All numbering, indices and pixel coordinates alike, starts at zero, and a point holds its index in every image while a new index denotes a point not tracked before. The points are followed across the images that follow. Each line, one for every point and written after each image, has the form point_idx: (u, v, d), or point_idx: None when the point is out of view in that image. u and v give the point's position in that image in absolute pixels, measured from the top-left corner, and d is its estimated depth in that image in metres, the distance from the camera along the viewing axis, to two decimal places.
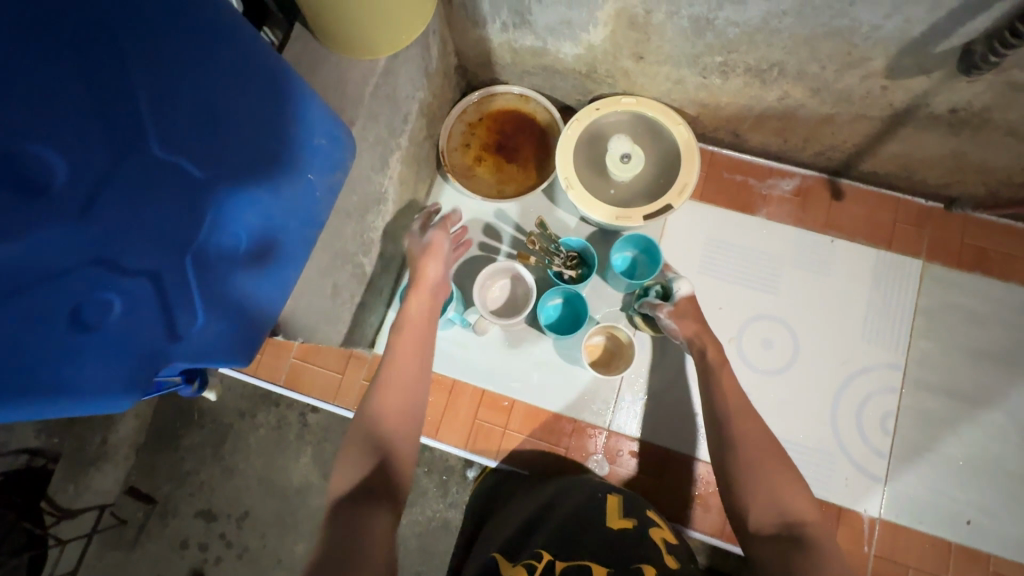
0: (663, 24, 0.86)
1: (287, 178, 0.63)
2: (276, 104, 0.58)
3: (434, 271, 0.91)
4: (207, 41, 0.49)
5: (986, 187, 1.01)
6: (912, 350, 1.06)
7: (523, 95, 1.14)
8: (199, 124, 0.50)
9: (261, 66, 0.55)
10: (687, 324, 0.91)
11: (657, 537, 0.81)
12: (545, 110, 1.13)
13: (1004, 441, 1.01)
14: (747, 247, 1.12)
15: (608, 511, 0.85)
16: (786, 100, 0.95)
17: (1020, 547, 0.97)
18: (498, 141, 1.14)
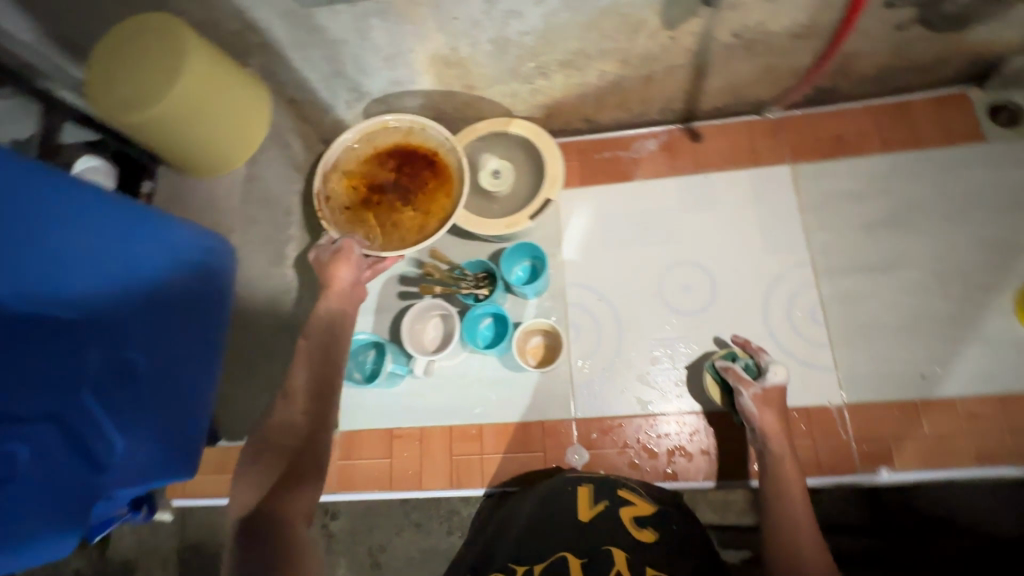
0: (473, 54, 0.97)
1: (172, 292, 0.70)
2: (136, 234, 0.65)
3: (347, 274, 0.88)
4: (34, 202, 0.55)
5: (808, 86, 1.12)
6: (812, 244, 1.13)
7: (422, 127, 1.06)
8: (53, 277, 0.57)
9: (105, 205, 0.62)
10: (767, 416, 0.94)
11: (627, 514, 0.84)
12: (444, 143, 1.06)
13: (926, 293, 1.07)
14: (629, 210, 1.21)
15: (578, 501, 0.87)
16: (606, 77, 1.06)
17: (979, 381, 1.01)
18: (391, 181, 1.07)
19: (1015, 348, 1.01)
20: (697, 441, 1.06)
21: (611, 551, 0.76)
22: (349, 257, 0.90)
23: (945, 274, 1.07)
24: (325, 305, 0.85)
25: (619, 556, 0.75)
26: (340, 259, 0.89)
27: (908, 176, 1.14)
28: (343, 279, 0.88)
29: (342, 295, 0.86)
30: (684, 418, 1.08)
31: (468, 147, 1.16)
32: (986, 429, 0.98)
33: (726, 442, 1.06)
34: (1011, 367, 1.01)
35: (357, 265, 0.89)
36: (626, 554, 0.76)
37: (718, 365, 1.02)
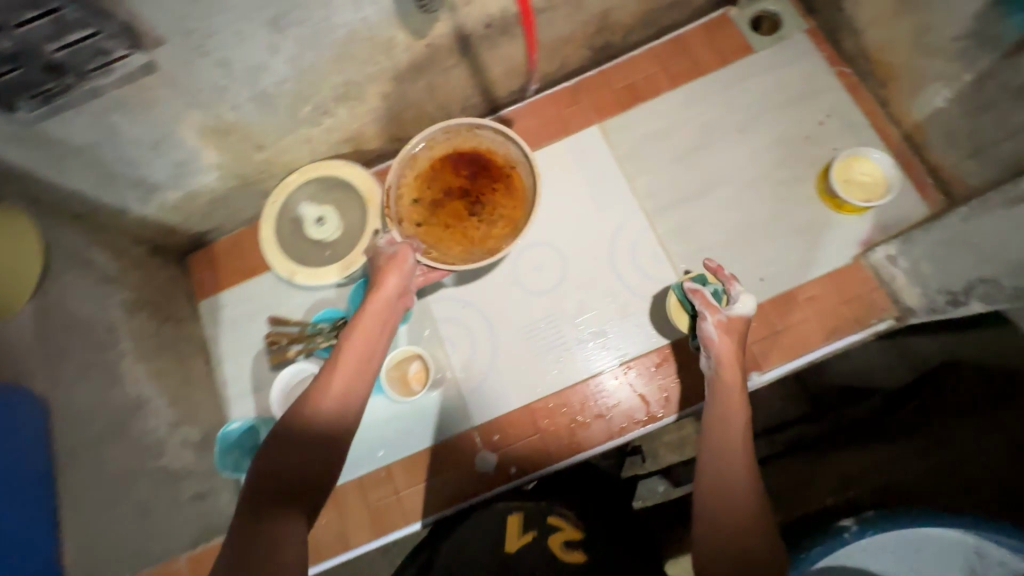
0: (241, 116, 0.95)
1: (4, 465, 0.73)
2: None
3: (395, 280, 0.84)
4: None
5: (586, 48, 1.17)
6: (636, 190, 1.18)
7: (500, 133, 1.02)
8: None
9: None
10: (726, 343, 0.89)
11: (557, 540, 0.86)
12: (524, 158, 1.01)
13: (745, 203, 1.14)
14: (467, 219, 1.23)
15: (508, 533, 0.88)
16: (389, 97, 1.06)
17: (808, 267, 1.10)
18: (452, 183, 1.02)
19: (827, 227, 1.11)
20: (590, 407, 1.10)
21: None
22: (404, 265, 0.87)
23: (755, 180, 1.15)
24: (388, 283, 0.83)
25: None
26: (389, 267, 0.86)
27: (701, 102, 1.21)
28: (390, 285, 0.84)
29: (386, 302, 0.82)
30: (573, 389, 1.11)
31: (286, 203, 1.14)
32: (823, 308, 1.07)
33: (616, 398, 1.10)
34: (829, 245, 1.10)
35: (405, 273, 0.86)
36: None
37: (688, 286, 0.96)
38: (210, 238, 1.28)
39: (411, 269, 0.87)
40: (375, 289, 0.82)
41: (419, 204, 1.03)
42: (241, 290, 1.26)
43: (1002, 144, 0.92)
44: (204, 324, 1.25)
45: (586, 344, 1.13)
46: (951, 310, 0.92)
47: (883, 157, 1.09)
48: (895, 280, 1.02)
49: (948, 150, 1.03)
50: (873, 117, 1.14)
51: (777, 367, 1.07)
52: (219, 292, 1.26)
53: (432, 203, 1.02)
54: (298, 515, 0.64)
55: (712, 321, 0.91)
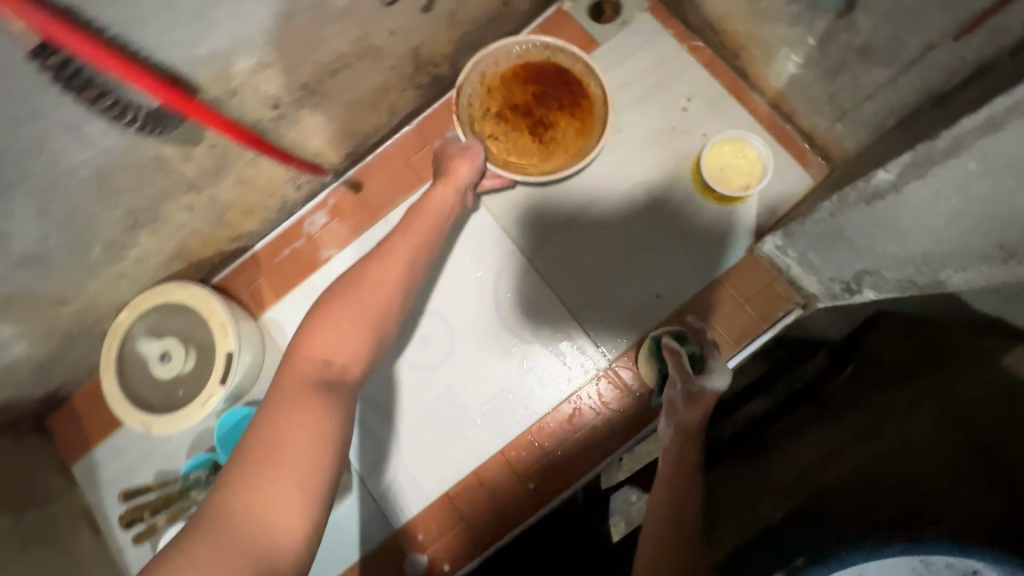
0: (15, 284, 0.80)
1: None
2: None
3: (467, 169, 0.95)
4: None
5: (412, 89, 1.05)
6: (508, 227, 1.08)
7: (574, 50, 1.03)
8: None
9: None
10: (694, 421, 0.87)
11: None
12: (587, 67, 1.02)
13: (624, 217, 1.05)
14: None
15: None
16: (198, 206, 0.93)
17: (703, 270, 1.01)
18: (527, 86, 1.03)
19: (713, 223, 1.02)
20: (513, 478, 1.00)
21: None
22: (473, 158, 0.96)
23: (628, 189, 1.05)
24: (441, 196, 0.92)
25: None
26: (461, 154, 0.96)
27: None
28: (462, 173, 0.95)
29: (457, 185, 0.94)
30: (490, 463, 1.02)
31: (123, 348, 1.00)
32: (727, 311, 0.99)
33: (537, 460, 1.00)
34: (718, 242, 1.01)
35: (460, 188, 0.94)
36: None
37: (669, 344, 0.92)
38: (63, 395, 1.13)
39: (478, 166, 0.97)
40: (459, 181, 0.94)
41: (490, 112, 1.04)
42: (113, 442, 1.12)
43: (863, 105, 0.83)
44: (83, 490, 1.11)
45: (492, 410, 1.03)
46: (848, 297, 0.85)
47: (751, 137, 1.00)
48: (791, 269, 0.94)
49: (815, 115, 0.94)
50: (736, 90, 1.05)
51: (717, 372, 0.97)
52: (90, 451, 1.12)
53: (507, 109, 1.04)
54: (340, 407, 0.66)
55: (680, 390, 0.89)
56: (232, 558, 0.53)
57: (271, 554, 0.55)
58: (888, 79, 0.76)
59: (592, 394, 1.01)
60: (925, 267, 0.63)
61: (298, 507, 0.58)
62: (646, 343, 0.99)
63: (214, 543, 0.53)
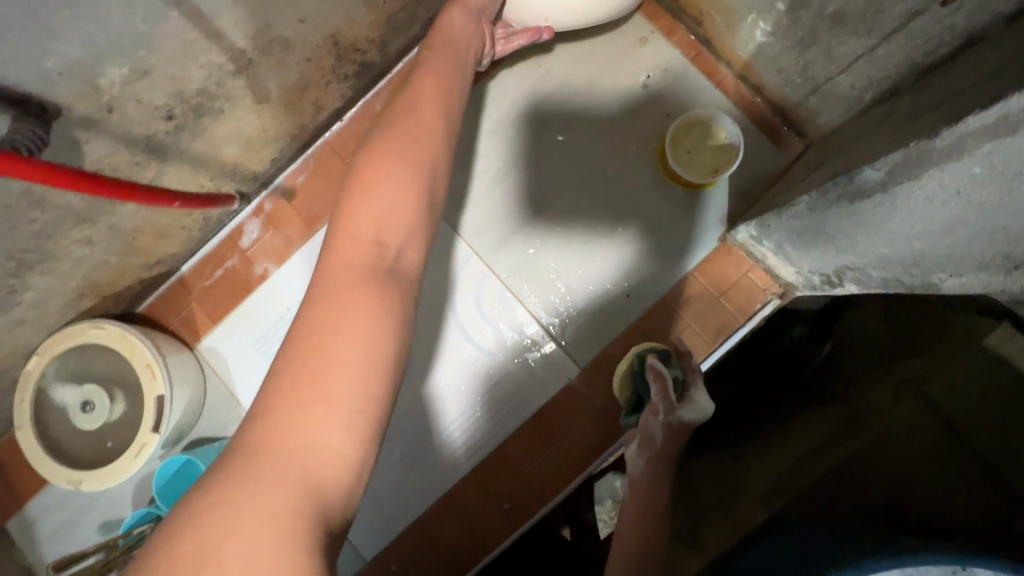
0: None
1: None
2: None
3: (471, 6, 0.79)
4: None
5: (338, 80, 0.92)
6: (461, 229, 0.98)
7: None
8: None
9: None
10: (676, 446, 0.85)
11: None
12: None
13: (587, 210, 0.96)
14: (278, 325, 1.01)
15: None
16: (98, 237, 0.80)
17: (676, 263, 0.93)
18: None
19: (682, 211, 0.94)
20: (485, 499, 0.94)
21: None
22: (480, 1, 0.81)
23: (590, 180, 0.96)
24: (456, 26, 0.76)
25: None
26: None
27: (504, 101, 0.98)
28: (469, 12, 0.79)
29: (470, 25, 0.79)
30: (459, 485, 0.95)
31: (39, 398, 0.89)
32: (701, 307, 0.92)
33: (508, 479, 0.94)
34: (691, 232, 0.93)
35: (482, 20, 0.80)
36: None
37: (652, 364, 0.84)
38: None
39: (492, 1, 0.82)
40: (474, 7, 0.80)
41: None
42: (48, 494, 1.02)
43: (838, 78, 0.75)
44: (20, 548, 1.01)
45: (459, 429, 0.96)
46: (828, 290, 0.78)
47: (719, 115, 0.90)
48: (766, 258, 0.87)
49: (785, 88, 0.86)
50: (699, 60, 0.95)
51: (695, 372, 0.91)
52: (21, 506, 1.02)
53: None
54: (397, 295, 0.56)
55: (661, 421, 0.83)
56: (284, 480, 0.45)
57: (320, 478, 0.47)
58: (865, 49, 0.68)
59: (564, 407, 0.94)
60: (914, 269, 0.57)
61: (349, 411, 0.49)
62: (627, 361, 0.90)
63: (257, 465, 0.46)
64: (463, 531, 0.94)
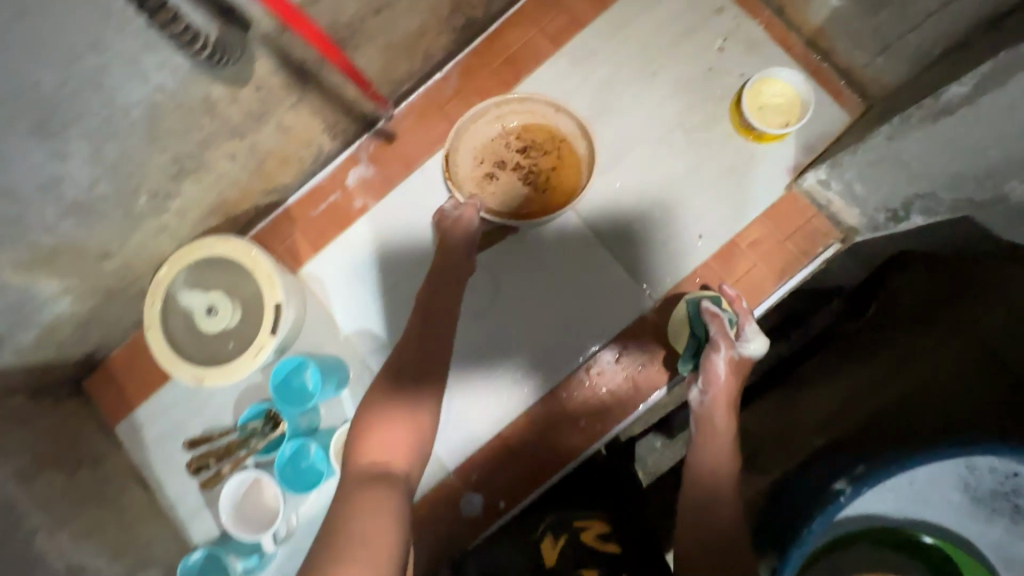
0: (64, 235, 0.78)
1: None
2: None
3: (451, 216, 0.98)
4: None
5: (446, 32, 1.03)
6: (546, 172, 1.08)
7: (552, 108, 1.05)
8: None
9: None
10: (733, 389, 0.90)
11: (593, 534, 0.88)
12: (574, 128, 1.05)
13: (663, 159, 1.05)
14: (373, 255, 1.10)
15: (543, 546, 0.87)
16: (239, 154, 0.90)
17: (745, 209, 1.02)
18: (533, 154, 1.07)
19: (751, 163, 1.03)
20: (562, 418, 1.02)
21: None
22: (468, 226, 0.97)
23: (667, 134, 1.05)
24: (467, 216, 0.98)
25: None
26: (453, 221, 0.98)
27: (590, 60, 1.08)
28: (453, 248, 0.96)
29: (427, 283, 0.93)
30: (536, 404, 1.03)
31: (167, 302, 0.98)
32: (768, 249, 1.01)
33: (582, 400, 1.02)
34: (760, 181, 1.02)
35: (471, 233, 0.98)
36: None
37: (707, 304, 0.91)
38: (100, 355, 1.12)
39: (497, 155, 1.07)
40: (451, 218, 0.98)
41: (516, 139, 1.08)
42: (156, 401, 1.13)
43: (908, 36, 0.85)
44: (129, 448, 1.12)
45: (536, 356, 1.04)
46: (892, 227, 0.87)
47: (790, 72, 1.00)
48: (830, 203, 0.97)
49: (855, 51, 0.95)
50: (770, 28, 1.05)
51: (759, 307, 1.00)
52: (132, 410, 1.13)
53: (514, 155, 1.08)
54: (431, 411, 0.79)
55: (724, 354, 0.89)
56: None
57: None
58: (938, 5, 0.77)
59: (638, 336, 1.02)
60: (987, 181, 0.66)
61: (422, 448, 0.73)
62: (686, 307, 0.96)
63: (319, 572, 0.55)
64: (540, 446, 1.02)
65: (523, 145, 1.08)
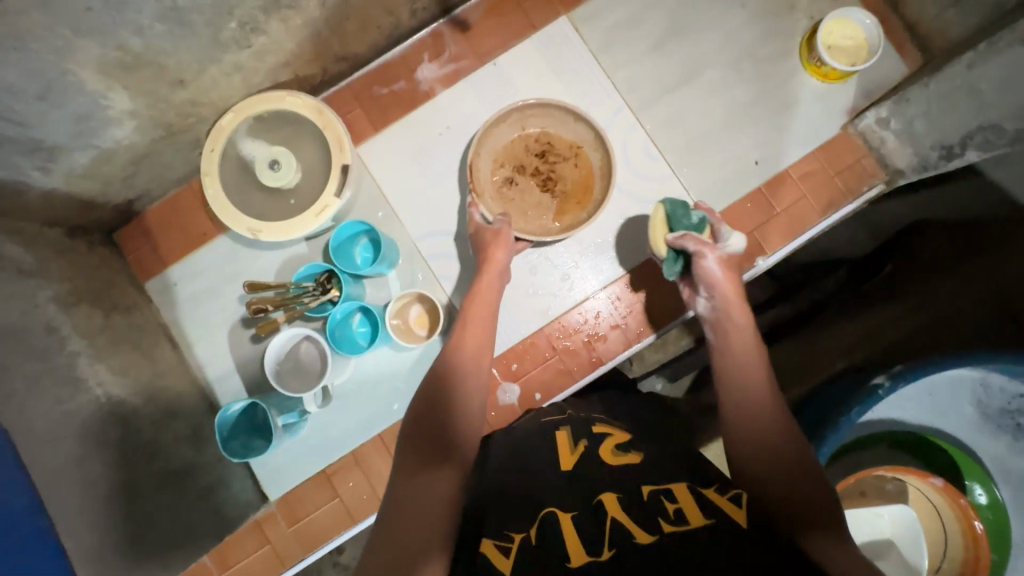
0: (150, 43, 0.76)
1: None
2: None
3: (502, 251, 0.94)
4: None
5: None
6: (617, 83, 1.10)
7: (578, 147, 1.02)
8: None
9: None
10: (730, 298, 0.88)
11: (611, 444, 0.77)
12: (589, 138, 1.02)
13: (731, 83, 1.09)
14: (437, 142, 1.10)
15: (558, 449, 0.77)
16: (329, 2, 0.88)
17: (801, 142, 1.07)
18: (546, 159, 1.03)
19: (813, 100, 1.08)
20: (607, 320, 1.06)
21: (601, 500, 0.67)
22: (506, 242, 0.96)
23: (737, 60, 1.09)
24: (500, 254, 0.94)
25: (608, 496, 0.68)
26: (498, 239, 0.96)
27: None
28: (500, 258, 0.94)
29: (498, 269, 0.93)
30: (585, 305, 1.07)
31: (228, 150, 0.96)
32: (817, 182, 1.06)
33: (629, 307, 1.06)
34: (820, 117, 1.07)
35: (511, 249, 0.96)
36: (618, 494, 0.68)
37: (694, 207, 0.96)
38: (137, 207, 1.08)
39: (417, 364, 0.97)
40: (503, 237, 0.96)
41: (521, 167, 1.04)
42: (193, 260, 1.10)
43: None
44: (158, 306, 1.09)
45: (589, 259, 1.08)
46: (942, 165, 0.93)
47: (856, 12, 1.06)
48: (883, 144, 1.02)
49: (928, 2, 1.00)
50: None
51: (805, 234, 1.06)
52: (166, 268, 1.10)
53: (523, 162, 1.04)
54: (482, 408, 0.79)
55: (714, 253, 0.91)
56: None
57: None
58: None
59: None
60: None
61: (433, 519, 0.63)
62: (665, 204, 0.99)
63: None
64: (582, 341, 1.06)
65: (542, 149, 1.04)
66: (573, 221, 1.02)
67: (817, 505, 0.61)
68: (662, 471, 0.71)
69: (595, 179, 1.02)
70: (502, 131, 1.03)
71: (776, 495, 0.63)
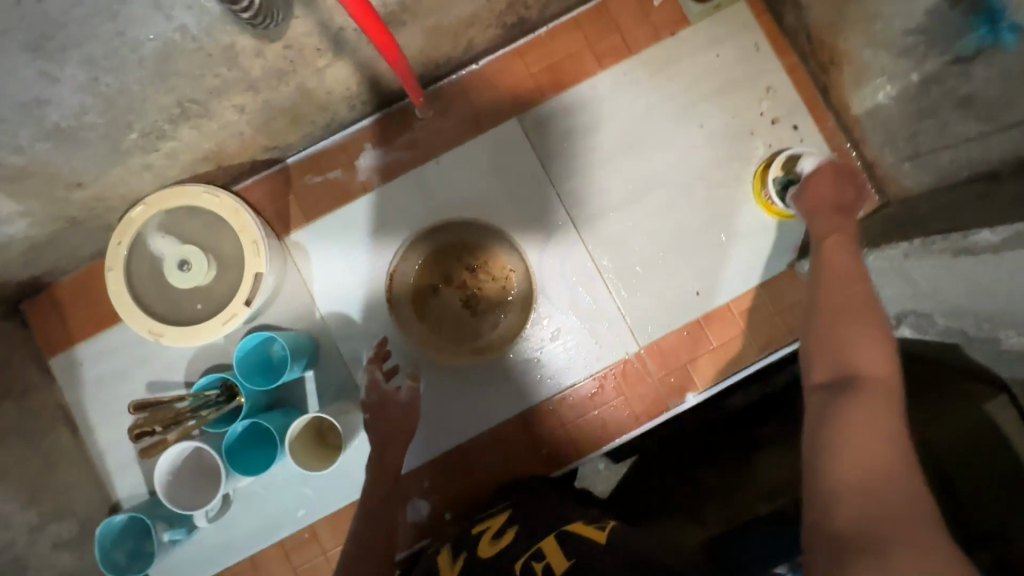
0: (35, 158, 0.70)
1: None
2: None
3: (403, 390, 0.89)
4: None
5: (495, 25, 0.99)
6: (564, 196, 1.05)
7: (503, 272, 1.04)
8: None
9: None
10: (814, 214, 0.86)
11: (487, 537, 0.79)
12: (522, 265, 1.03)
13: (680, 207, 1.05)
14: (371, 238, 1.05)
15: (441, 569, 0.77)
16: (250, 109, 0.83)
17: (745, 276, 1.04)
18: (472, 274, 1.04)
19: (761, 234, 1.04)
20: (527, 442, 1.03)
21: None
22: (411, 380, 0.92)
23: (689, 181, 1.05)
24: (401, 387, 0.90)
25: None
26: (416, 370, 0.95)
27: (630, 91, 1.06)
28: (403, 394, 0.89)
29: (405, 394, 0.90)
30: (507, 424, 1.03)
31: (136, 242, 0.91)
32: (759, 318, 1.03)
33: (551, 431, 1.03)
34: (768, 250, 1.04)
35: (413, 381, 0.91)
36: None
37: None
38: (46, 280, 1.03)
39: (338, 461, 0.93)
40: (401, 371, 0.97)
41: (446, 278, 1.04)
42: (102, 340, 1.04)
43: (941, 152, 0.86)
44: (60, 384, 1.04)
45: (515, 377, 1.03)
46: None
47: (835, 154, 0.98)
48: None
49: (886, 149, 0.97)
50: (811, 104, 1.05)
51: (738, 373, 1.03)
52: (72, 345, 1.04)
53: (447, 272, 1.04)
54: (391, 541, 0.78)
55: None
56: None
57: None
58: (977, 133, 0.78)
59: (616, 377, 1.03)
60: (985, 323, 0.69)
61: None
62: None
63: None
64: (500, 464, 1.03)
65: (473, 264, 1.04)
66: (485, 343, 1.03)
67: (873, 380, 0.59)
68: (529, 542, 0.74)
69: (516, 308, 1.03)
70: (434, 239, 1.04)
71: (832, 372, 0.62)
